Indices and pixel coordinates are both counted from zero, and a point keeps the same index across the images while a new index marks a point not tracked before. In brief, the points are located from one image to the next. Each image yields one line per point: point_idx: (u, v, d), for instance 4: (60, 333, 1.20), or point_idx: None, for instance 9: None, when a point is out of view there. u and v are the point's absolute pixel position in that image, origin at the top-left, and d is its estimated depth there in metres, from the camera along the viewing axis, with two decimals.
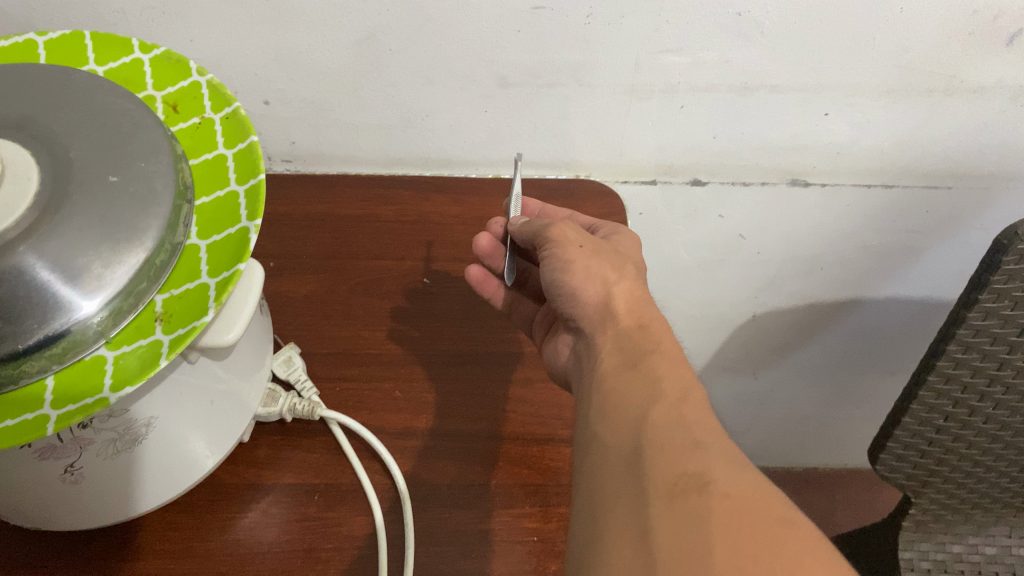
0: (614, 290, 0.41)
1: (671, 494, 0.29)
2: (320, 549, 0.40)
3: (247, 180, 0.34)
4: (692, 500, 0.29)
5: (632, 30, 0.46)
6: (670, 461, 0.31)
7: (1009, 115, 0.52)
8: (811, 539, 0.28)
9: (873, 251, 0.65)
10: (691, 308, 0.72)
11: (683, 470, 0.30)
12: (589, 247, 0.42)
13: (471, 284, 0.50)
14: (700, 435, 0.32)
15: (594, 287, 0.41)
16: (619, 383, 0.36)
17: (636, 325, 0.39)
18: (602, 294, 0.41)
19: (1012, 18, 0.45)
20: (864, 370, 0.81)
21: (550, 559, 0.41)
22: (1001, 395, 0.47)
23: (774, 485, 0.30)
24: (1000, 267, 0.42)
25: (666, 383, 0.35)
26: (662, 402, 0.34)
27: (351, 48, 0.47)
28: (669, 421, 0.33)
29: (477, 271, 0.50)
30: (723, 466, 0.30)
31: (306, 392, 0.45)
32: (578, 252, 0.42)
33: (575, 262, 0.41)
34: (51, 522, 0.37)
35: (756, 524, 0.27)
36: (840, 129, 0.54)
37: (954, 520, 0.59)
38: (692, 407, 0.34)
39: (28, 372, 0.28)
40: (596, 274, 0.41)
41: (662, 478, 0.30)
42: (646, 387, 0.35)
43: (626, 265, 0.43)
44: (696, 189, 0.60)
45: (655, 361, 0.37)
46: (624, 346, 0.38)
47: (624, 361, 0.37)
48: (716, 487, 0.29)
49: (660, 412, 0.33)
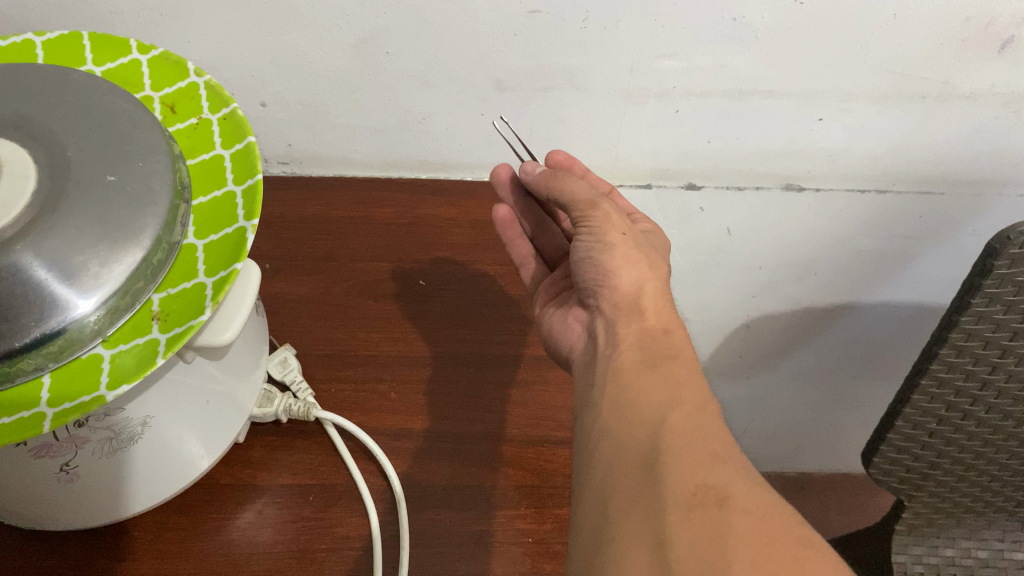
0: (647, 287, 0.41)
1: (690, 505, 0.30)
2: (314, 550, 0.40)
3: (244, 180, 0.34)
4: (711, 513, 0.29)
5: (626, 34, 0.47)
6: (689, 471, 0.31)
7: (1001, 121, 0.53)
8: (825, 557, 0.28)
9: (866, 256, 0.65)
10: (686, 312, 0.72)
11: (702, 481, 0.30)
12: (631, 237, 0.42)
13: (496, 223, 0.51)
14: (718, 446, 0.32)
15: (627, 277, 0.41)
16: (636, 381, 0.36)
17: (660, 327, 0.40)
18: (634, 286, 0.41)
19: (1003, 25, 0.46)
20: (858, 374, 0.81)
21: (545, 560, 0.41)
22: (994, 399, 0.48)
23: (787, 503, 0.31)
24: (992, 272, 0.43)
25: (685, 390, 0.36)
26: (681, 409, 0.34)
27: (349, 51, 0.47)
28: (688, 427, 0.33)
29: (505, 212, 0.51)
30: (741, 481, 0.31)
31: (301, 393, 0.44)
32: (620, 238, 0.41)
33: (617, 248, 0.41)
34: (46, 522, 0.37)
35: (776, 542, 0.28)
36: (834, 134, 0.54)
37: (947, 524, 0.59)
38: (708, 418, 0.34)
39: (24, 370, 0.27)
40: (633, 265, 0.41)
41: (680, 487, 0.30)
42: (665, 391, 0.35)
43: (660, 264, 0.43)
44: (690, 194, 0.60)
45: (675, 367, 0.37)
46: (647, 345, 0.38)
47: (644, 359, 0.37)
48: (735, 501, 0.30)
49: (678, 419, 0.34)
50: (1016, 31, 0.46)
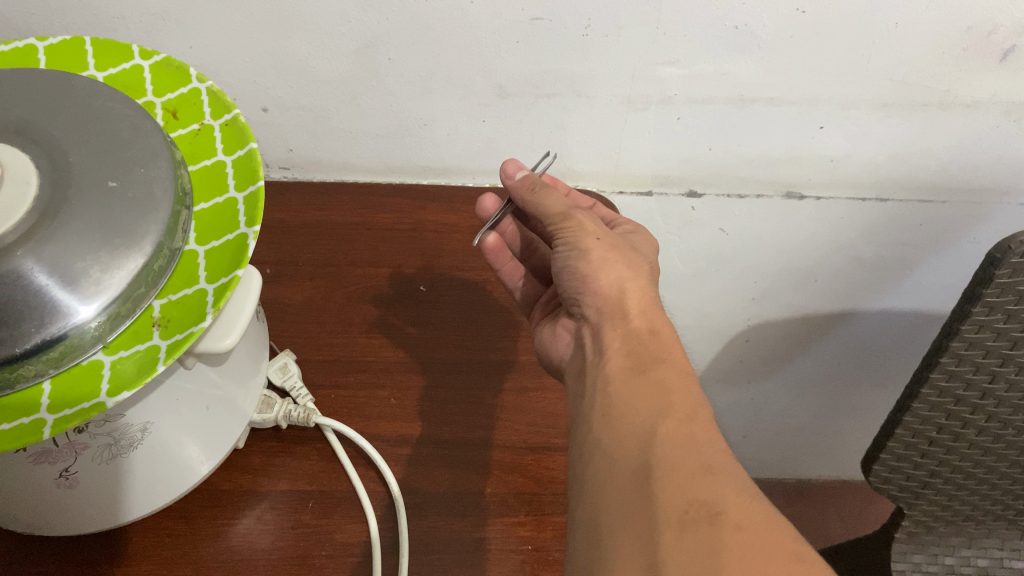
0: (628, 287, 0.41)
1: (682, 523, 0.29)
2: (313, 556, 0.40)
3: (246, 187, 0.34)
4: (703, 531, 0.29)
5: (629, 42, 0.47)
6: (681, 486, 0.31)
7: (1003, 129, 0.53)
8: (821, 573, 0.28)
9: (867, 264, 0.65)
10: (686, 319, 0.72)
11: (694, 497, 0.30)
12: (606, 239, 0.42)
13: (487, 252, 0.51)
14: (711, 458, 0.32)
15: (607, 279, 0.41)
16: (626, 389, 0.36)
17: (646, 329, 0.40)
18: (615, 287, 0.41)
19: (1006, 34, 0.46)
20: (857, 381, 0.81)
21: (543, 568, 0.41)
22: (993, 407, 0.48)
23: (783, 517, 0.31)
24: (993, 280, 0.42)
25: (676, 397, 0.36)
26: (672, 418, 0.34)
27: (350, 56, 0.48)
28: (679, 437, 0.33)
29: (493, 241, 0.50)
30: (733, 495, 0.31)
31: (301, 399, 0.44)
32: (595, 242, 0.42)
33: (591, 252, 0.41)
34: (44, 527, 0.37)
35: (770, 559, 0.28)
36: (835, 142, 0.54)
37: (947, 532, 0.59)
38: (700, 426, 0.34)
39: (25, 376, 0.27)
40: (612, 266, 0.41)
41: (672, 505, 0.30)
42: (656, 398, 0.35)
43: (640, 262, 0.43)
44: (691, 201, 0.60)
45: (664, 372, 0.37)
46: (634, 349, 0.39)
47: (633, 365, 0.38)
48: (727, 518, 0.29)
49: (669, 429, 0.34)
50: (1017, 40, 0.47)
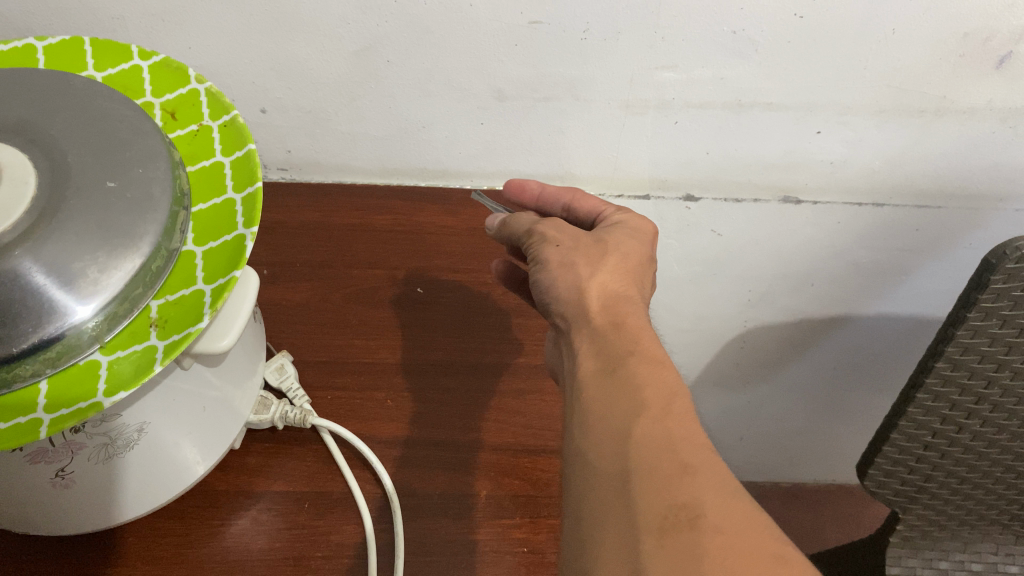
0: (586, 285, 0.40)
1: (662, 529, 0.29)
2: (309, 557, 0.40)
3: (244, 188, 0.34)
4: (683, 536, 0.29)
5: (627, 46, 0.47)
6: (660, 491, 0.31)
7: (998, 136, 0.53)
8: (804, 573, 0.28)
9: (863, 269, 0.66)
10: (683, 323, 0.73)
11: (674, 500, 0.30)
12: (566, 244, 0.42)
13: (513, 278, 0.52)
14: (688, 456, 0.32)
15: (565, 283, 0.41)
16: (600, 392, 0.36)
17: (610, 322, 0.39)
18: (574, 289, 0.40)
19: (1002, 41, 0.46)
20: (853, 386, 0.81)
21: (538, 570, 0.41)
22: (988, 412, 0.48)
23: (764, 513, 0.31)
24: (988, 286, 0.43)
25: (648, 391, 0.35)
26: (647, 416, 0.34)
27: (349, 58, 0.48)
28: (654, 437, 0.33)
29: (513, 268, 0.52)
30: (713, 494, 0.30)
31: (298, 400, 0.44)
32: (552, 250, 0.42)
33: (550, 261, 0.42)
34: (39, 527, 0.37)
35: (750, 560, 0.28)
36: (832, 148, 0.55)
37: (942, 536, 0.59)
38: (675, 421, 0.33)
39: (22, 376, 0.27)
40: (570, 270, 0.41)
41: (653, 510, 0.30)
42: (628, 398, 0.35)
43: (603, 256, 0.41)
44: (689, 205, 0.60)
45: (635, 366, 0.36)
46: (602, 348, 0.38)
47: (602, 366, 0.37)
48: (707, 521, 0.29)
49: (643, 430, 0.33)
50: (1014, 47, 0.47)
